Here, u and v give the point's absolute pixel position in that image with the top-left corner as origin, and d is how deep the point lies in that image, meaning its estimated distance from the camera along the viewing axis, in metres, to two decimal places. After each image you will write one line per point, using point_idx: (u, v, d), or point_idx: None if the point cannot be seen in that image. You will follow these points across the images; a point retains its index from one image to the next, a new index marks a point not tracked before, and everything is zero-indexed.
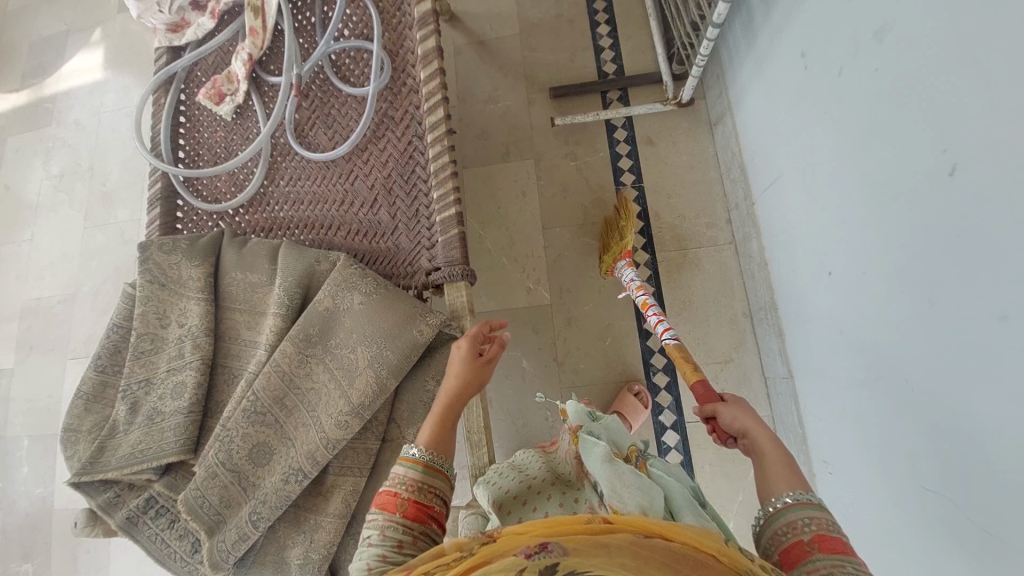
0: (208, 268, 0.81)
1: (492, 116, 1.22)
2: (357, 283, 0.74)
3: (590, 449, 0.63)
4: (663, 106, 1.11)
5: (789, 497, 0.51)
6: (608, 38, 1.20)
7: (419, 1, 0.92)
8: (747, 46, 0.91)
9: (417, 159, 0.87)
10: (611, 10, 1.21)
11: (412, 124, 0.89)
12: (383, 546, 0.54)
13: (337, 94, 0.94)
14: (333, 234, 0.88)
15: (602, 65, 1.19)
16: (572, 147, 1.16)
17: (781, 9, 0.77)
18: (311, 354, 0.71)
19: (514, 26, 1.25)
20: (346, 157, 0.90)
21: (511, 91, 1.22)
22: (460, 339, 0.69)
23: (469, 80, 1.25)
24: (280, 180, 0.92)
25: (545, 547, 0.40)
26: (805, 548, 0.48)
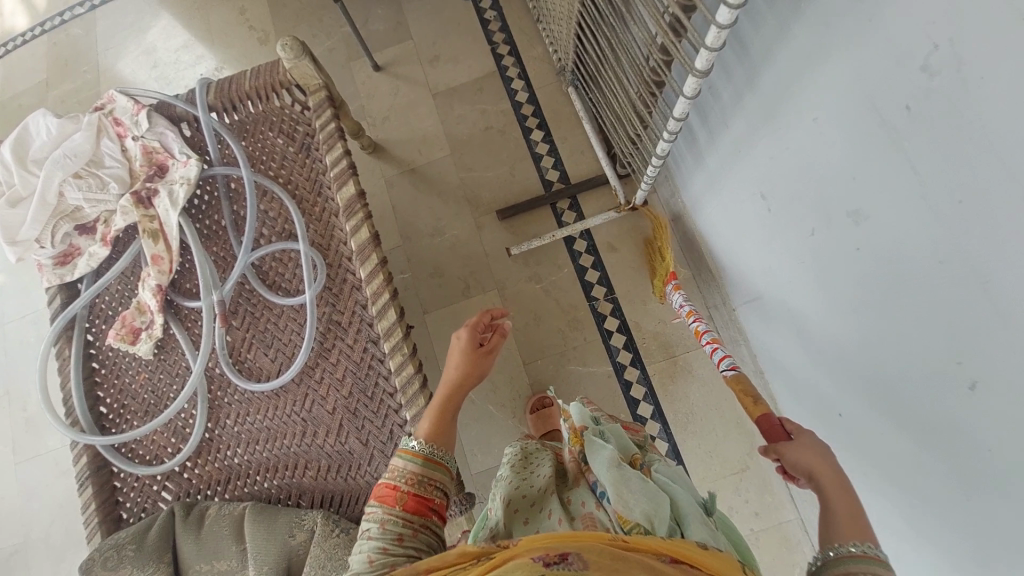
0: (166, 570, 0.72)
1: (442, 249, 1.13)
2: (345, 560, 0.69)
3: (594, 448, 0.58)
4: (617, 213, 1.04)
5: (852, 547, 0.41)
6: (544, 143, 1.15)
7: (339, 184, 0.82)
8: (691, 158, 0.85)
9: (377, 369, 0.79)
10: (540, 114, 1.17)
11: (362, 327, 0.80)
12: (384, 539, 0.53)
13: (270, 307, 0.84)
14: (300, 475, 0.79)
15: (544, 173, 1.13)
16: (533, 269, 1.09)
17: (723, 141, 0.72)
18: None
19: (443, 146, 1.18)
20: (295, 380, 0.81)
21: (456, 218, 1.14)
22: (460, 329, 0.67)
23: (409, 214, 1.16)
24: (228, 420, 0.83)
25: (565, 557, 0.37)
26: None
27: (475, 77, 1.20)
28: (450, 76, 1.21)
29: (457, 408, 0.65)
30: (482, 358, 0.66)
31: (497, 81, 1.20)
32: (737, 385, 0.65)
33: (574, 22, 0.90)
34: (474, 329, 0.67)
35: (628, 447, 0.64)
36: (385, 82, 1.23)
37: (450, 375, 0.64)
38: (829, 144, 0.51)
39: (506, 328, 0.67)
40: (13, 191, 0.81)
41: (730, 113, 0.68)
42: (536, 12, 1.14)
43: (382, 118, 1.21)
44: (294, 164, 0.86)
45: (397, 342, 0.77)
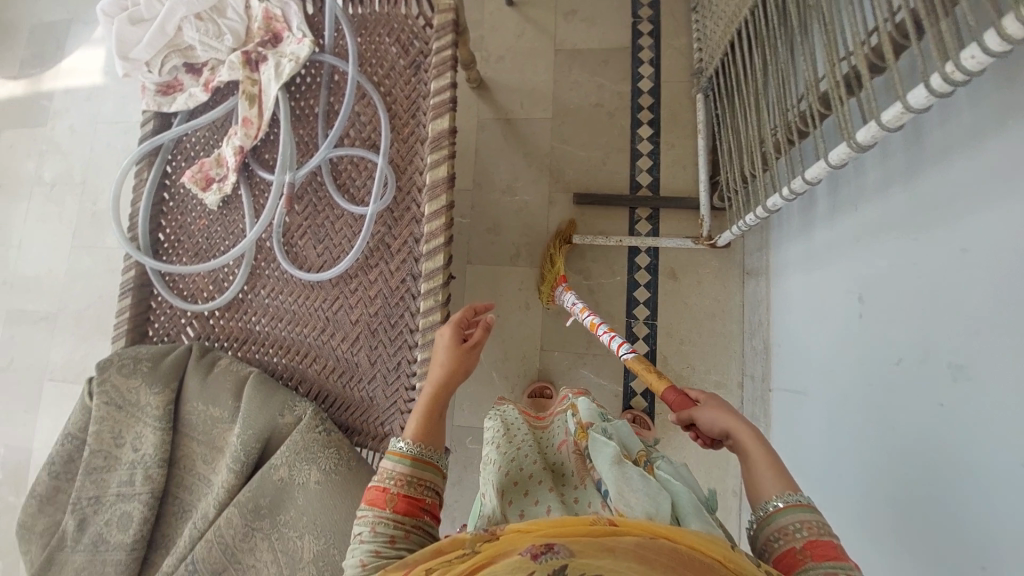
0: (168, 396, 0.80)
1: (506, 209, 1.11)
2: (318, 457, 0.72)
3: (595, 444, 0.57)
4: (693, 243, 1.00)
5: (780, 499, 0.44)
6: (648, 143, 1.08)
7: (436, 114, 0.80)
8: (800, 224, 0.80)
9: (407, 303, 0.80)
10: (656, 112, 1.09)
11: (408, 259, 0.81)
12: (375, 543, 0.50)
13: (332, 205, 0.86)
14: (307, 365, 0.84)
15: (636, 174, 1.08)
16: (584, 263, 1.06)
17: (847, 222, 0.67)
18: (258, 529, 0.71)
19: (547, 108, 1.12)
20: (333, 281, 0.84)
21: (531, 184, 1.11)
22: (443, 327, 0.70)
23: (488, 163, 1.13)
24: (261, 291, 0.87)
25: (551, 546, 0.36)
26: (797, 556, 0.41)
27: (604, 48, 1.13)
28: (582, 36, 1.14)
29: (444, 409, 0.64)
30: (466, 354, 0.67)
31: (626, 60, 1.12)
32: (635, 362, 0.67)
33: (735, 32, 0.83)
34: (458, 327, 0.69)
35: (634, 445, 0.62)
36: (512, 20, 1.16)
37: (437, 373, 0.65)
38: (966, 280, 0.46)
39: (491, 323, 0.69)
40: (137, 11, 0.83)
41: (869, 198, 0.62)
42: (698, 2, 1.04)
43: (497, 58, 1.16)
44: (398, 78, 0.84)
45: (435, 286, 0.77)
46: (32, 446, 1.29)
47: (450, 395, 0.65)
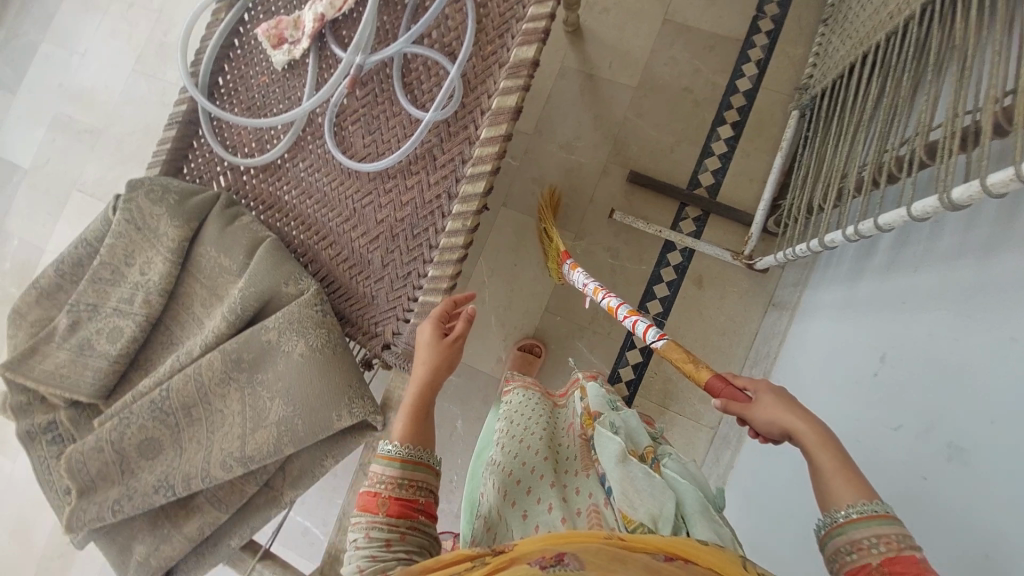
0: (186, 232, 0.82)
1: (559, 166, 1.09)
2: (308, 332, 0.74)
3: (600, 443, 0.68)
4: (730, 257, 0.97)
5: (855, 511, 0.45)
6: (724, 144, 1.03)
7: (523, 41, 0.76)
8: (848, 272, 0.77)
9: (436, 219, 0.80)
10: (744, 116, 1.03)
11: (450, 177, 0.80)
12: (372, 547, 0.53)
13: (392, 101, 0.83)
14: (321, 247, 0.84)
15: (699, 172, 1.03)
16: (616, 245, 1.06)
17: (902, 279, 0.64)
18: (235, 379, 0.73)
19: (634, 76, 1.07)
20: (370, 175, 0.83)
21: (592, 149, 1.08)
22: (425, 322, 0.71)
23: (555, 114, 1.09)
24: (299, 163, 0.87)
25: (562, 559, 0.44)
26: (872, 572, 0.42)
27: (713, 32, 1.06)
28: (694, 13, 1.06)
29: (431, 407, 0.65)
30: (449, 350, 0.68)
31: (732, 51, 1.05)
32: (669, 351, 0.61)
33: (861, 55, 0.76)
34: (438, 322, 0.70)
35: (642, 440, 0.71)
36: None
37: (420, 374, 0.65)
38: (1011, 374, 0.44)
39: (473, 315, 0.70)
40: None
41: (933, 262, 0.59)
42: (831, 11, 0.96)
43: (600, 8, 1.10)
44: None
45: (467, 210, 0.76)
46: (48, 246, 1.34)
47: (434, 392, 0.66)
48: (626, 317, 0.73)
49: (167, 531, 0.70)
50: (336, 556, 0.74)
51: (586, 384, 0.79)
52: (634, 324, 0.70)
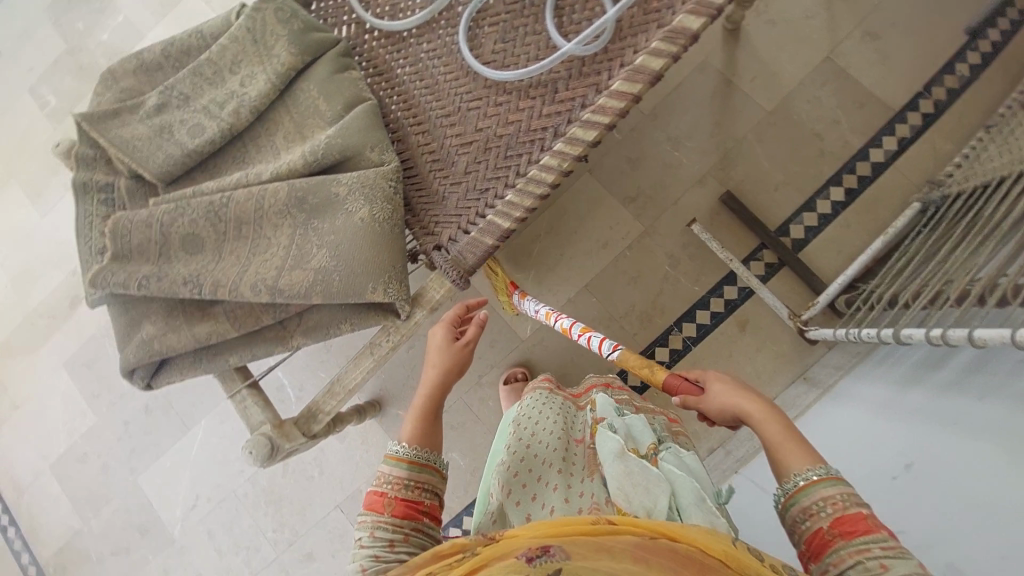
0: (296, 62, 0.81)
1: (660, 158, 1.06)
2: (374, 201, 0.74)
3: (600, 442, 0.68)
4: (786, 316, 0.97)
5: (803, 477, 0.52)
6: (829, 206, 1.03)
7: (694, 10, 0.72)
8: (904, 371, 0.76)
9: (532, 149, 0.78)
10: (855, 193, 1.03)
11: (562, 115, 0.78)
12: (377, 547, 0.56)
13: (536, 19, 0.81)
14: (412, 130, 0.83)
15: (793, 224, 1.04)
16: (679, 258, 1.05)
17: (951, 397, 0.64)
18: (293, 214, 0.73)
19: (768, 104, 1.05)
20: (488, 82, 0.81)
21: (698, 156, 1.05)
22: (439, 327, 0.78)
23: (678, 107, 1.06)
24: (424, 43, 0.85)
25: (547, 550, 0.45)
26: (827, 537, 0.49)
27: (862, 98, 1.04)
28: (855, 68, 1.04)
29: (439, 409, 0.70)
30: (459, 353, 0.75)
31: (874, 121, 1.03)
32: (626, 361, 0.71)
33: (1014, 172, 0.73)
34: (450, 327, 0.77)
35: (644, 438, 0.70)
36: (809, 6, 1.06)
37: (430, 376, 0.72)
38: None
39: (482, 322, 0.77)
40: None
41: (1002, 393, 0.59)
42: (996, 118, 0.92)
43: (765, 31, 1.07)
44: None
45: (570, 152, 0.75)
46: (148, 36, 1.35)
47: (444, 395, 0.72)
48: (584, 335, 0.80)
49: (176, 324, 0.71)
50: (316, 415, 0.76)
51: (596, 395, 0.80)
52: (594, 340, 0.77)
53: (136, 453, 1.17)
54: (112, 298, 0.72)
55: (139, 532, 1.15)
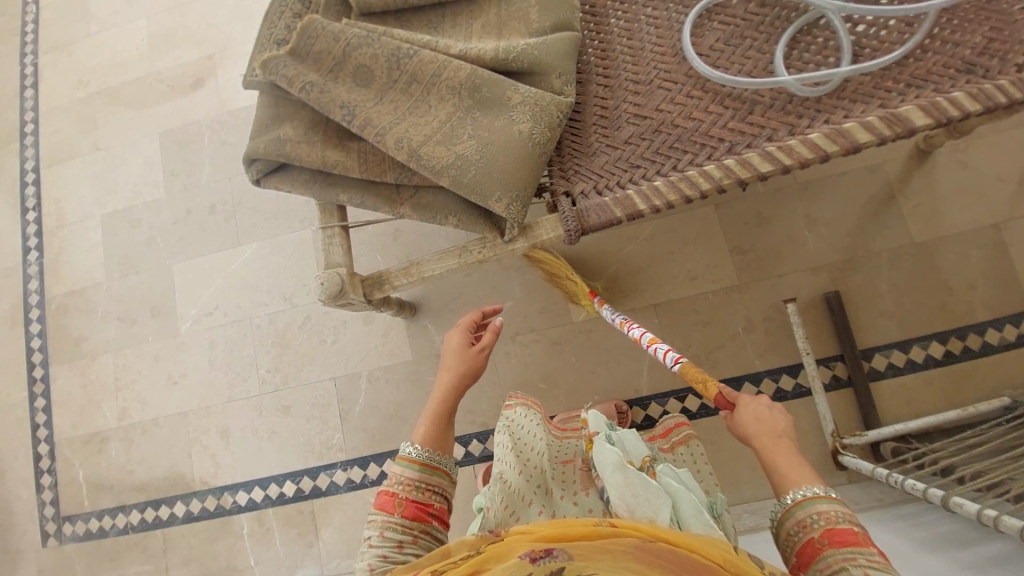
0: None
1: (786, 229, 1.06)
2: (539, 122, 0.73)
3: (598, 453, 0.68)
4: (829, 429, 0.96)
5: (796, 495, 0.55)
6: (923, 356, 1.02)
7: (920, 112, 0.72)
8: (927, 533, 0.75)
9: (701, 152, 0.78)
10: (951, 359, 1.01)
11: (744, 137, 0.78)
12: (386, 547, 0.57)
13: (766, 43, 0.81)
14: (597, 78, 0.82)
15: (877, 353, 1.03)
16: (755, 326, 1.04)
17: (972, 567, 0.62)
18: (462, 96, 0.72)
19: (910, 235, 1.04)
20: (691, 72, 0.81)
21: (821, 245, 1.06)
22: (456, 333, 0.75)
23: (826, 193, 1.07)
24: (649, 7, 0.84)
25: (550, 551, 0.44)
26: (816, 546, 0.51)
27: (1001, 276, 1.02)
28: (1010, 245, 1.02)
29: (452, 412, 0.68)
30: (473, 355, 0.72)
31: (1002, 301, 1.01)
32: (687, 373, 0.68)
33: None
34: (468, 332, 0.74)
35: (637, 452, 0.74)
36: (998, 170, 1.04)
37: (443, 379, 0.69)
38: None
39: (499, 329, 0.72)
40: None
41: None
42: None
43: (943, 171, 1.06)
44: (946, 54, 0.75)
45: (738, 174, 0.75)
46: None
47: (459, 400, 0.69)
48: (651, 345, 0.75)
49: (313, 138, 0.71)
50: (381, 284, 0.77)
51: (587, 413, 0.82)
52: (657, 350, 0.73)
53: (184, 242, 1.19)
54: (269, 86, 0.71)
55: (150, 311, 1.18)
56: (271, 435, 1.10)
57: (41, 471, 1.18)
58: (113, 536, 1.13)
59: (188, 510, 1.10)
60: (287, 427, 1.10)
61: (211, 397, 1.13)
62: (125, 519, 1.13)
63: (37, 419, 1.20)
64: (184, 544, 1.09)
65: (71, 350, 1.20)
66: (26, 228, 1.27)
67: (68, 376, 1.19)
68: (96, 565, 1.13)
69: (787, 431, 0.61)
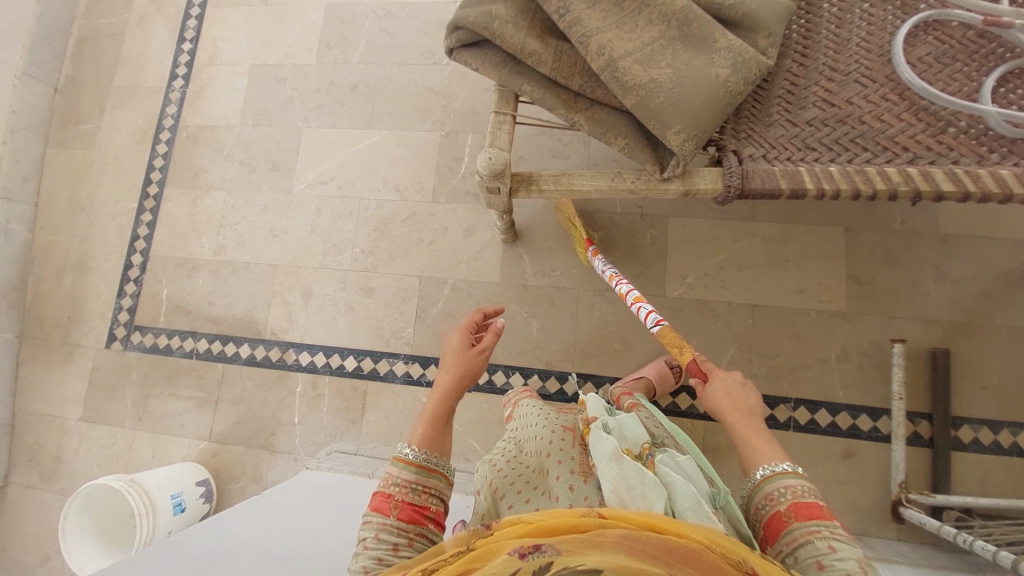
0: None
1: (908, 275, 1.03)
2: (737, 72, 0.72)
3: (594, 444, 0.63)
4: (897, 477, 0.93)
5: (762, 472, 0.57)
6: (1011, 441, 0.97)
7: None
8: None
9: (879, 155, 0.76)
10: None
11: (928, 152, 0.75)
12: (379, 551, 0.52)
13: (978, 71, 0.78)
14: (794, 56, 0.81)
15: (964, 424, 0.99)
16: (848, 357, 1.02)
17: None
18: (672, 25, 0.71)
19: None
20: (892, 76, 0.79)
21: (940, 302, 1.02)
22: (452, 334, 0.70)
23: (961, 254, 1.03)
24: (867, 5, 0.83)
25: (539, 547, 0.42)
26: (782, 518, 0.53)
27: None
28: None
29: (452, 413, 0.63)
30: (473, 357, 0.67)
31: None
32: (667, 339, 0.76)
33: None
34: (466, 332, 0.69)
35: (637, 437, 0.67)
36: None
37: (439, 382, 0.64)
38: None
39: (501, 331, 0.70)
40: None
41: None
42: None
43: None
44: None
45: (917, 185, 0.72)
46: None
47: (458, 401, 0.64)
48: (634, 304, 0.83)
49: (519, 22, 0.72)
50: (527, 182, 0.80)
51: (587, 397, 0.78)
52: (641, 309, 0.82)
53: (319, 110, 1.24)
54: None
55: (270, 163, 1.23)
56: (348, 310, 1.14)
57: (127, 279, 1.24)
58: (176, 356, 1.18)
59: (252, 354, 1.15)
60: (366, 306, 1.14)
61: (304, 258, 1.17)
62: (191, 343, 1.18)
63: (138, 231, 1.26)
64: (239, 383, 1.14)
65: (189, 178, 1.26)
66: (179, 57, 1.34)
67: (178, 199, 1.26)
68: (153, 379, 1.18)
69: (755, 407, 0.64)
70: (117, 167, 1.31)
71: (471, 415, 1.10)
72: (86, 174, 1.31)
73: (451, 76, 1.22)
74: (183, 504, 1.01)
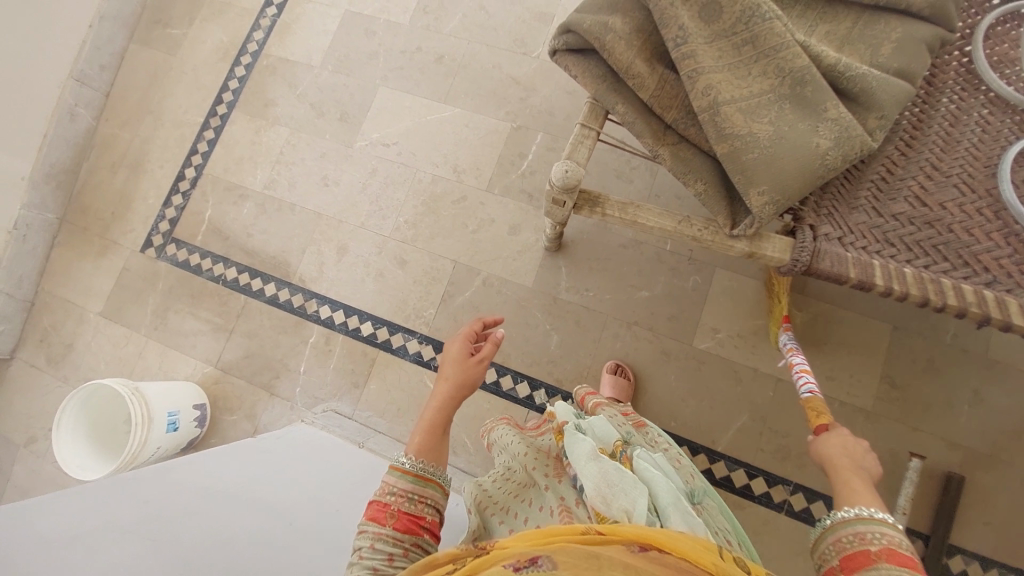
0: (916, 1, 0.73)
1: (943, 391, 1.00)
2: (838, 147, 0.69)
3: (570, 445, 0.61)
4: None
5: (855, 512, 0.50)
6: None
7: None
8: None
9: (958, 267, 0.73)
10: None
11: (1011, 277, 0.71)
12: (375, 561, 0.50)
13: None
14: (897, 145, 0.78)
15: (959, 554, 0.96)
16: None
17: None
18: (785, 82, 0.69)
19: None
20: (993, 191, 0.75)
21: (968, 426, 0.99)
22: (451, 343, 0.69)
23: (1004, 385, 0.99)
24: (987, 111, 0.78)
25: (535, 562, 0.40)
26: (870, 556, 0.46)
27: None
28: None
29: (450, 422, 0.62)
30: (472, 366, 0.66)
31: None
32: (814, 403, 0.73)
33: None
34: (466, 341, 0.68)
35: (608, 436, 0.66)
36: None
37: (437, 393, 0.63)
38: None
39: (501, 340, 0.68)
40: None
41: None
42: None
43: None
44: None
45: (989, 309, 0.69)
46: None
47: (456, 410, 0.63)
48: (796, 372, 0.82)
49: (632, 41, 0.71)
50: (593, 203, 0.78)
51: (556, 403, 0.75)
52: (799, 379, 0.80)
53: (400, 73, 1.23)
54: None
55: (339, 114, 1.23)
56: (378, 276, 1.14)
57: (176, 190, 1.26)
58: (204, 277, 1.19)
59: (276, 294, 1.16)
60: (397, 278, 1.14)
61: (348, 215, 1.17)
62: (221, 268, 1.19)
63: (198, 146, 1.28)
64: (257, 318, 1.15)
65: (258, 108, 1.27)
66: None
67: (243, 126, 1.27)
68: (177, 292, 1.20)
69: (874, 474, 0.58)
70: (192, 79, 1.32)
71: (470, 410, 1.09)
72: (161, 78, 1.33)
73: (537, 72, 1.20)
74: (177, 422, 1.02)
